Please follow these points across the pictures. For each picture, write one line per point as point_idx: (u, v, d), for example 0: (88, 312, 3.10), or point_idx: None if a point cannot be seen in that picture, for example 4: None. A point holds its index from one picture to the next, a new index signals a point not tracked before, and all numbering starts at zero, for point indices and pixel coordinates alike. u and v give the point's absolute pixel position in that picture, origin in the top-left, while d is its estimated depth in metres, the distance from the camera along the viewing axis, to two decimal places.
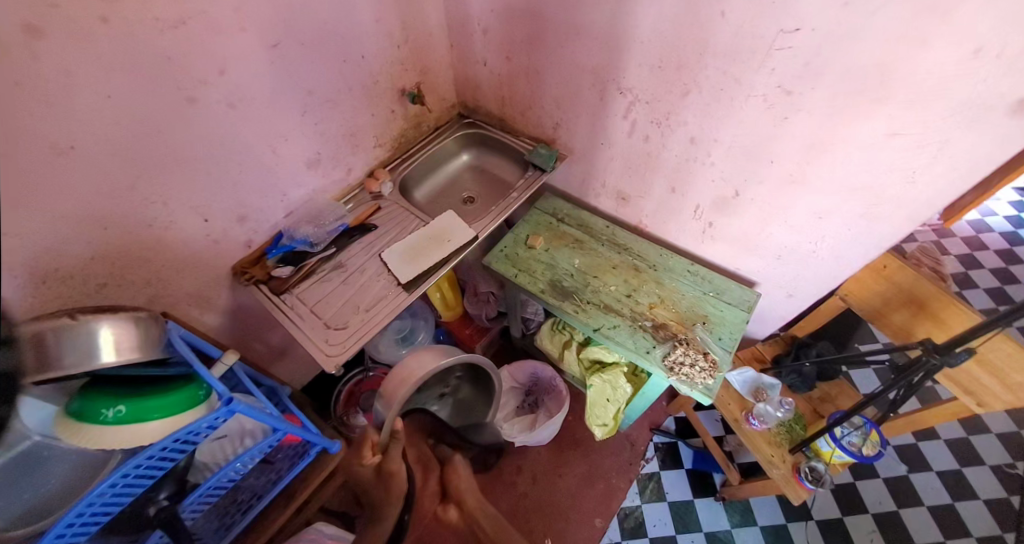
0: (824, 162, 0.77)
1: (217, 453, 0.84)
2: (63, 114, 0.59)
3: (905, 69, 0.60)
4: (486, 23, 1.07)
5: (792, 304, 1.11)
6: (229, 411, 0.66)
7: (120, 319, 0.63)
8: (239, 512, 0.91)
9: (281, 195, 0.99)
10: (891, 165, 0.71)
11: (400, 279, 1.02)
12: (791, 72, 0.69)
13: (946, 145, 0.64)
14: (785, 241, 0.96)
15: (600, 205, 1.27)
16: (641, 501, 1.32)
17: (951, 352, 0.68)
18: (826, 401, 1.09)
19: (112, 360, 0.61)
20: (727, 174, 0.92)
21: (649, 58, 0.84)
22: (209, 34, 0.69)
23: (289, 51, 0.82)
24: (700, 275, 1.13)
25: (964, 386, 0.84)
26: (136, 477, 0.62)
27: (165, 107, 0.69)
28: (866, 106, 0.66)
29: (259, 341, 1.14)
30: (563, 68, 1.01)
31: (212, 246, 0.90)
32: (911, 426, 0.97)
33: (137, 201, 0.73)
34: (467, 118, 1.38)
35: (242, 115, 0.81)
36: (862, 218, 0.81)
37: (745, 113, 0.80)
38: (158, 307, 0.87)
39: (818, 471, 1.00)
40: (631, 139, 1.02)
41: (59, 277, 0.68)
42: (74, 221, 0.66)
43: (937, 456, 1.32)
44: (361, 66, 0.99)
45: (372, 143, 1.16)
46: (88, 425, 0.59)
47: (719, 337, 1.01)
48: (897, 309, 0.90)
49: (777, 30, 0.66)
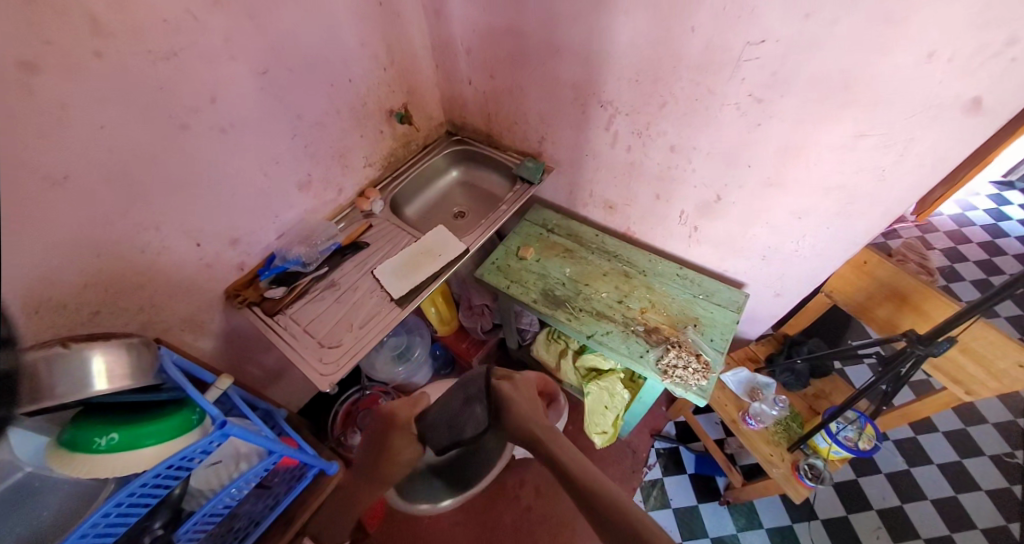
0: (798, 164, 0.80)
1: (211, 479, 0.83)
2: (57, 146, 0.60)
3: (866, 73, 0.63)
4: (469, 44, 1.10)
5: (780, 303, 1.13)
6: (224, 434, 0.66)
7: (113, 346, 0.63)
8: (236, 541, 0.88)
9: (273, 217, 1.00)
10: (861, 164, 0.74)
11: (393, 294, 1.02)
12: (760, 81, 0.73)
13: (911, 143, 0.67)
14: (768, 242, 0.98)
15: (589, 214, 1.30)
16: (645, 509, 1.30)
17: (933, 341, 0.70)
18: (821, 398, 1.11)
19: (105, 387, 0.61)
20: (708, 179, 0.94)
21: (626, 72, 0.88)
22: (199, 63, 0.71)
23: (278, 78, 0.85)
24: (689, 278, 1.15)
25: (951, 375, 0.85)
26: (131, 505, 0.62)
27: (157, 135, 0.71)
28: (833, 110, 0.70)
29: (253, 364, 1.13)
30: (545, 84, 1.04)
31: (205, 270, 0.90)
32: (907, 418, 0.98)
33: (130, 228, 0.73)
34: (455, 136, 1.41)
35: (233, 140, 0.82)
36: (839, 216, 0.83)
37: (720, 121, 0.83)
38: (150, 334, 0.87)
39: (817, 468, 0.99)
40: (614, 149, 1.04)
41: (51, 307, 0.68)
42: (67, 250, 0.66)
43: (937, 449, 1.32)
44: (349, 89, 1.02)
45: (362, 163, 1.18)
46: (81, 454, 0.59)
47: (710, 339, 1.02)
48: (880, 303, 0.92)
49: (744, 41, 0.69)
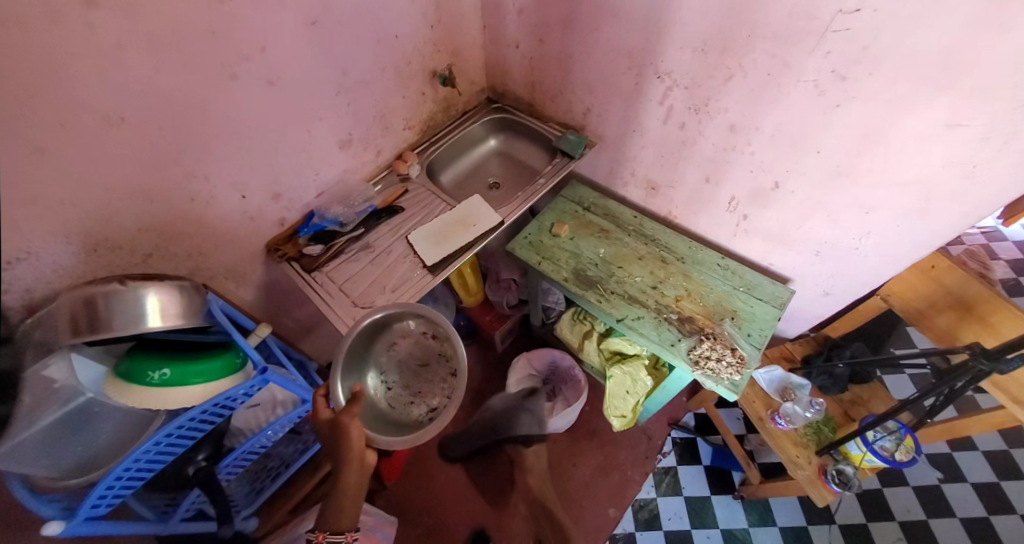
0: (875, 153, 0.73)
1: (253, 419, 0.87)
2: (116, 87, 0.61)
3: (976, 52, 0.56)
4: (520, 4, 1.04)
5: (827, 303, 1.07)
6: (264, 380, 0.70)
7: (166, 287, 0.65)
8: (268, 479, 0.95)
9: (314, 174, 1.00)
10: (949, 158, 0.67)
11: (426, 261, 1.03)
12: (847, 56, 0.66)
13: (1014, 137, 0.60)
14: (824, 236, 0.92)
15: (629, 195, 1.25)
16: (656, 494, 1.31)
17: (1001, 358, 0.65)
18: (858, 404, 1.05)
19: (157, 325, 0.64)
20: (767, 164, 0.88)
21: (691, 40, 0.81)
22: (251, 10, 0.70)
23: (326, 29, 0.83)
24: (731, 269, 1.10)
25: (1011, 394, 0.79)
26: (179, 436, 0.66)
27: (208, 81, 0.71)
28: (929, 94, 0.62)
29: (288, 316, 1.17)
30: (598, 51, 0.98)
31: (248, 222, 0.92)
32: (949, 433, 0.92)
33: (181, 175, 0.75)
34: (496, 103, 1.37)
35: (280, 92, 0.82)
36: (911, 214, 0.77)
37: (791, 100, 0.76)
38: (198, 279, 0.90)
39: (845, 475, 0.96)
40: (666, 126, 0.99)
41: (109, 246, 0.71)
42: (122, 192, 0.68)
43: (974, 468, 1.26)
44: (395, 46, 0.99)
45: (402, 126, 1.16)
46: (135, 386, 0.62)
47: (747, 334, 0.98)
48: (941, 311, 0.86)
49: (836, 9, 0.62)
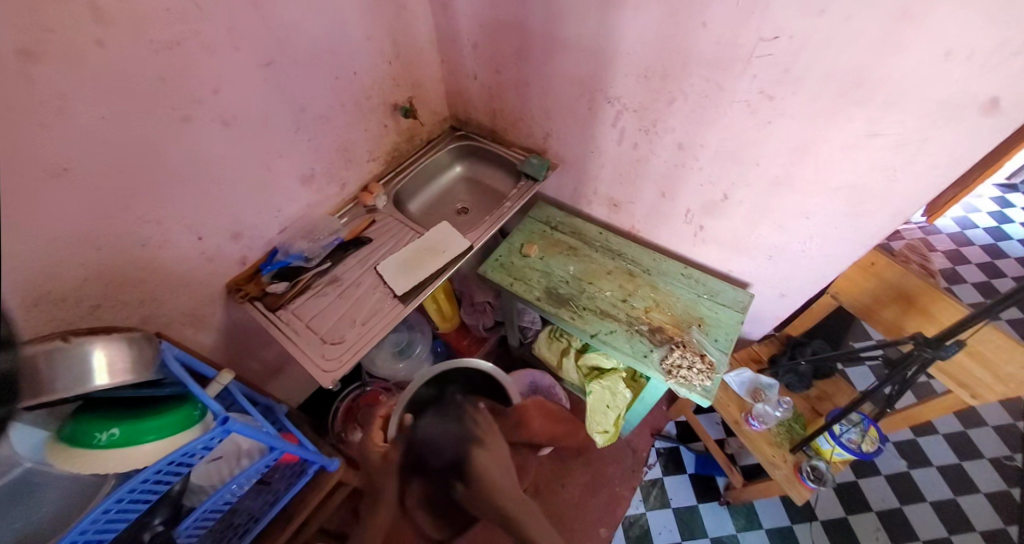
0: (810, 163, 0.79)
1: (214, 474, 0.83)
2: (58, 136, 0.59)
3: (882, 70, 0.62)
4: (475, 38, 1.09)
5: (785, 304, 1.13)
6: (225, 431, 0.65)
7: (113, 340, 0.62)
8: (236, 537, 0.88)
9: (276, 211, 0.99)
10: (872, 165, 0.73)
11: (396, 291, 1.02)
12: (773, 79, 0.72)
13: (924, 143, 0.66)
14: (775, 242, 0.97)
15: (593, 212, 1.29)
16: (645, 508, 1.30)
17: (941, 344, 0.69)
18: (824, 399, 1.10)
19: (105, 383, 0.60)
20: (715, 178, 0.94)
21: (635, 67, 0.86)
22: (204, 54, 0.70)
23: (283, 69, 0.83)
24: (694, 278, 1.14)
25: (955, 378, 0.85)
26: (131, 501, 0.61)
27: (159, 126, 0.69)
28: (848, 109, 0.68)
29: (254, 358, 1.12)
30: (551, 79, 1.03)
31: (206, 264, 0.89)
32: (910, 421, 0.98)
33: (131, 221, 0.72)
34: (459, 130, 1.40)
35: (236, 132, 0.81)
36: (847, 216, 0.83)
37: (730, 119, 0.82)
38: (152, 327, 0.86)
39: (819, 470, 0.99)
40: (620, 147, 1.04)
41: (50, 300, 0.67)
42: (65, 243, 0.65)
43: (937, 451, 1.32)
44: (354, 82, 1.00)
45: (365, 158, 1.17)
46: (82, 450, 0.58)
47: (715, 339, 1.02)
48: (886, 305, 0.92)
49: (758, 37, 0.68)
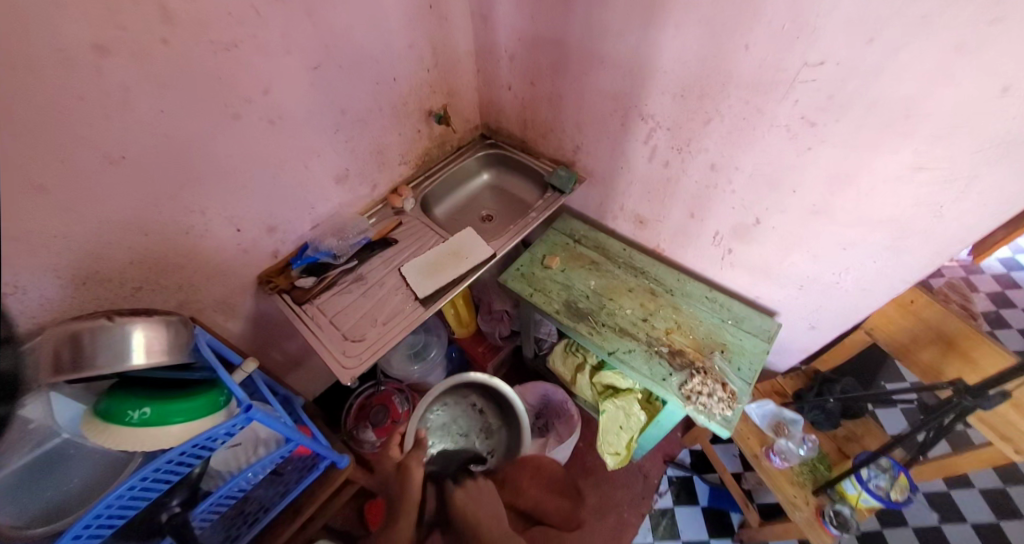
0: (850, 193, 0.77)
1: (231, 461, 0.85)
2: (120, 127, 0.63)
3: (932, 103, 0.60)
4: (512, 51, 1.11)
5: (814, 336, 1.09)
6: (247, 419, 0.66)
7: (153, 322, 0.64)
8: (245, 525, 0.90)
9: (310, 207, 1.02)
10: (918, 200, 0.70)
11: (418, 294, 1.03)
12: (815, 105, 0.70)
13: (975, 180, 0.64)
14: (807, 271, 0.94)
15: (618, 228, 1.28)
16: (653, 538, 1.27)
17: (984, 393, 0.66)
18: (851, 440, 1.05)
19: (142, 362, 0.62)
20: (748, 203, 0.92)
21: (672, 86, 0.86)
22: (256, 55, 0.74)
23: (328, 73, 0.87)
24: (719, 302, 1.12)
25: (998, 430, 0.80)
26: (154, 479, 0.63)
27: (211, 122, 0.73)
28: (893, 140, 0.67)
29: (277, 349, 1.16)
30: (585, 93, 1.04)
31: (241, 255, 0.93)
32: (943, 471, 0.92)
33: (177, 210, 0.76)
34: (489, 139, 1.42)
35: (280, 130, 0.84)
36: (887, 250, 0.80)
37: (768, 143, 0.80)
38: (186, 312, 0.89)
39: (843, 516, 0.94)
40: (651, 164, 1.03)
41: (98, 279, 0.71)
42: (116, 227, 0.69)
43: (972, 507, 1.24)
44: (393, 88, 1.03)
45: (398, 161, 1.19)
46: (114, 425, 0.60)
47: (738, 368, 0.99)
48: (925, 346, 0.87)
49: (802, 62, 0.67)
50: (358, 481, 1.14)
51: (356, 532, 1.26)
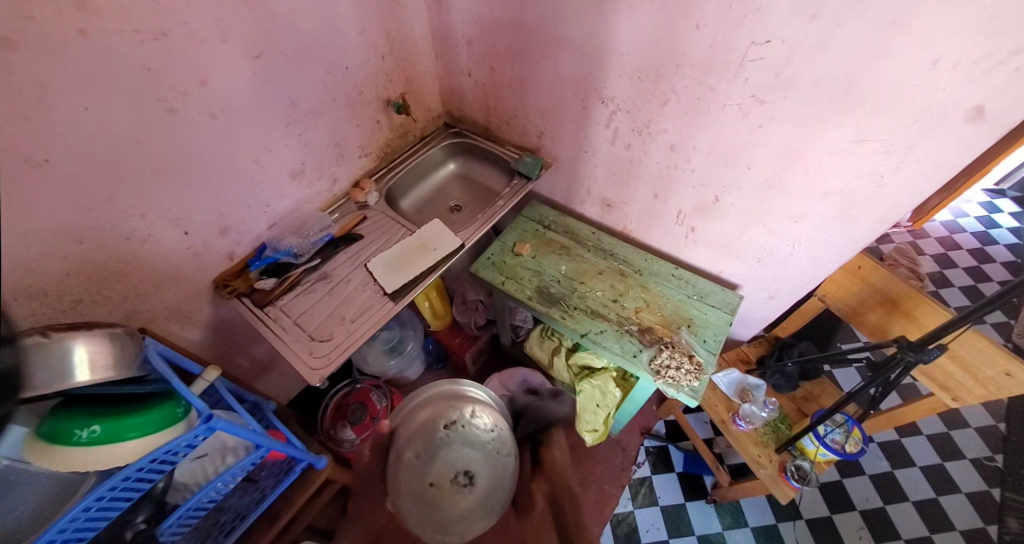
0: (799, 167, 0.79)
1: (197, 473, 0.81)
2: (38, 126, 0.57)
3: (867, 77, 0.63)
4: (469, 35, 1.08)
5: (774, 306, 1.14)
6: (209, 428, 0.64)
7: (96, 336, 0.60)
8: (222, 534, 0.87)
9: (265, 206, 0.98)
10: (861, 170, 0.74)
11: (386, 289, 1.01)
12: (764, 83, 0.72)
13: (911, 149, 0.67)
14: (764, 244, 0.98)
15: (586, 212, 1.29)
16: (633, 506, 1.31)
17: (923, 348, 0.70)
18: (809, 400, 1.12)
19: (86, 379, 0.59)
20: (707, 180, 0.94)
21: (628, 68, 0.87)
22: (190, 45, 0.69)
23: (272, 62, 0.82)
24: (684, 279, 1.15)
25: (938, 382, 0.87)
26: (112, 498, 0.60)
27: (145, 118, 0.68)
28: (835, 114, 0.69)
29: (241, 354, 1.12)
30: (546, 78, 1.02)
31: (192, 258, 0.88)
32: (894, 422, 0.99)
33: (114, 214, 0.71)
34: (453, 127, 1.39)
35: (224, 125, 0.80)
36: (836, 221, 0.84)
37: (722, 122, 0.82)
38: (136, 322, 0.84)
39: (803, 469, 1.01)
40: (614, 147, 1.04)
41: (31, 293, 0.66)
42: (46, 235, 0.64)
43: (920, 452, 1.35)
44: (346, 77, 0.99)
45: (357, 153, 1.15)
46: (58, 447, 0.56)
47: (704, 340, 1.03)
48: (873, 308, 0.93)
49: (749, 41, 0.69)
50: (337, 481, 1.12)
51: (341, 529, 1.26)
